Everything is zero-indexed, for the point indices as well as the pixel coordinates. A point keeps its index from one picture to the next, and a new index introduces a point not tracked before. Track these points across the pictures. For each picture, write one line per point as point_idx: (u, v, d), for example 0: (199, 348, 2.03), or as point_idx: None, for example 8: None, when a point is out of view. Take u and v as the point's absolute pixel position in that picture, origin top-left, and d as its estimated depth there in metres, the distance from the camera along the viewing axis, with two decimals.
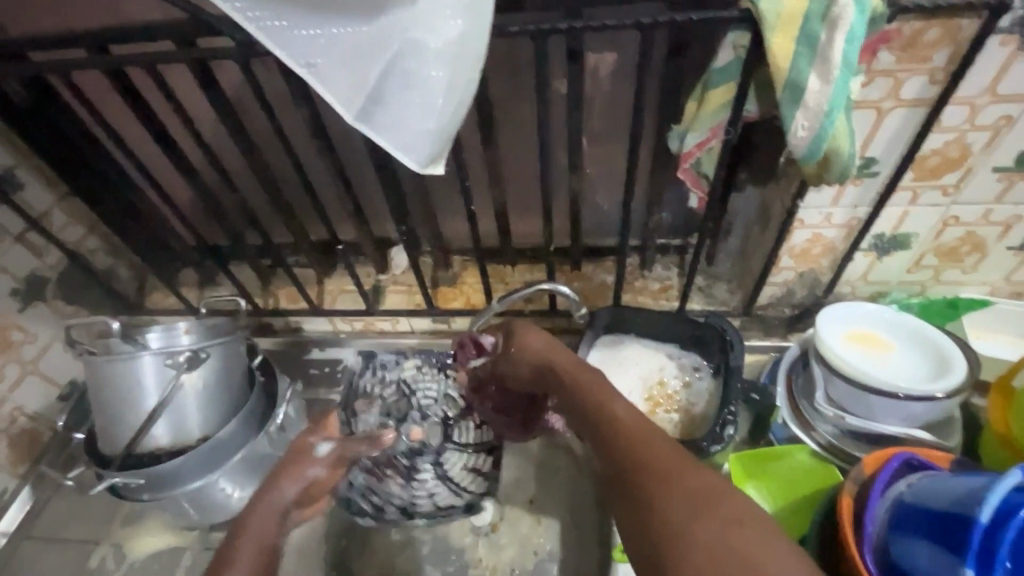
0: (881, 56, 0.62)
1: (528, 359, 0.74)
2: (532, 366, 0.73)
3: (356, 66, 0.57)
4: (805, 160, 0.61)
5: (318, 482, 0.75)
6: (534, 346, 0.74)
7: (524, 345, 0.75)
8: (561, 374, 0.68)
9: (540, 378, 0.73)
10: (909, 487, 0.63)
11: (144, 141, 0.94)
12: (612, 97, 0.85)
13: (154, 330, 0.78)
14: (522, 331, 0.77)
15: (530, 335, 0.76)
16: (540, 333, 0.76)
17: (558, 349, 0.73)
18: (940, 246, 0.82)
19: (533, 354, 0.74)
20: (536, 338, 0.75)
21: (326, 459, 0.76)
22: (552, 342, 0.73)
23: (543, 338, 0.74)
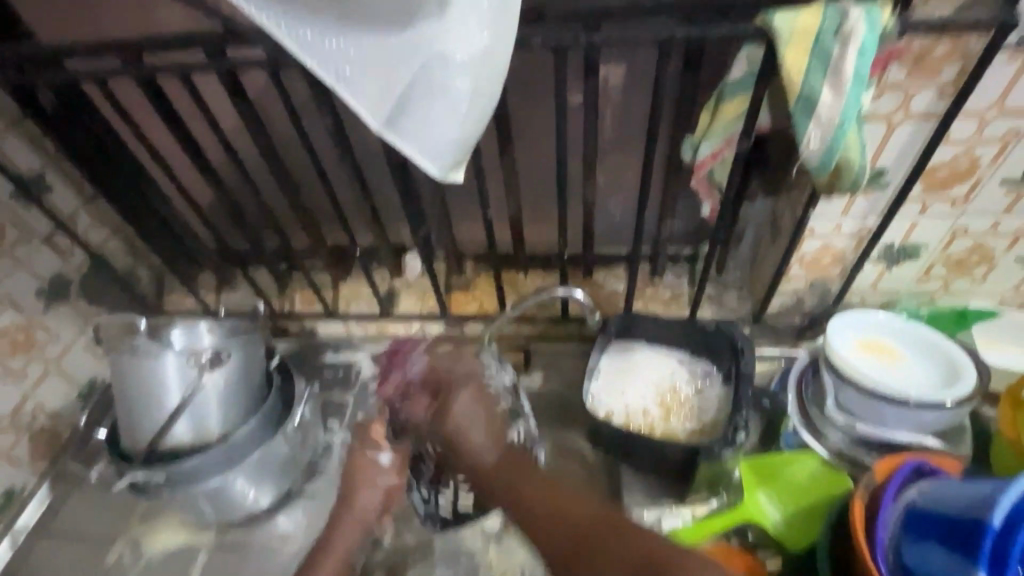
0: (892, 70, 0.64)
1: (479, 460, 0.80)
2: (486, 456, 0.80)
3: (385, 77, 0.60)
4: (817, 171, 0.63)
5: (393, 486, 0.87)
6: (466, 415, 0.81)
7: (466, 437, 0.81)
8: (506, 470, 0.80)
9: (496, 467, 0.80)
10: (919, 492, 0.64)
11: (169, 148, 0.97)
12: (627, 108, 0.87)
13: (177, 330, 0.80)
14: (445, 410, 0.82)
15: (464, 403, 0.82)
16: (471, 388, 0.83)
17: (492, 415, 0.83)
18: (949, 256, 0.83)
19: (480, 443, 0.81)
20: (461, 413, 0.81)
21: (392, 468, 0.86)
22: (495, 434, 0.82)
23: (471, 400, 0.82)
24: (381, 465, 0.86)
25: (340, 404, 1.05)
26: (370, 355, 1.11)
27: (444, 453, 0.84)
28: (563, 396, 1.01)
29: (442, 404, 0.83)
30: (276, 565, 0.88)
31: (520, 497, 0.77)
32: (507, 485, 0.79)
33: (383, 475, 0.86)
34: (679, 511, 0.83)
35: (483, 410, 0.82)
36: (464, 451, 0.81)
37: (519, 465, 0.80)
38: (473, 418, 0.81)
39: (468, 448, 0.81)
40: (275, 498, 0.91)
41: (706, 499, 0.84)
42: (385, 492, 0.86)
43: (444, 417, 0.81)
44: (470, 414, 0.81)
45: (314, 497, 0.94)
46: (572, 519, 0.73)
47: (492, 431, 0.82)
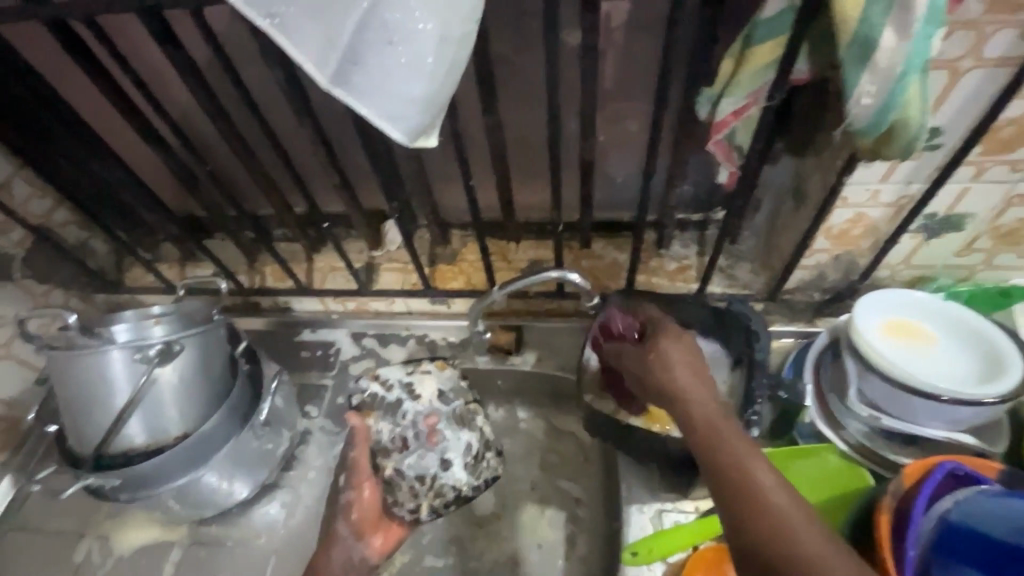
0: (967, 4, 0.51)
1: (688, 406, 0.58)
2: (694, 403, 0.57)
3: (328, 20, 0.48)
4: (864, 134, 0.52)
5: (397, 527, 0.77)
6: (682, 373, 0.60)
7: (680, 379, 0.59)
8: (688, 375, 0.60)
9: (695, 421, 0.56)
10: (956, 505, 0.56)
11: (105, 108, 0.85)
12: (631, 50, 0.74)
13: (121, 324, 0.71)
14: (656, 349, 0.63)
15: (672, 343, 0.63)
16: (681, 340, 0.63)
17: (699, 370, 0.60)
18: (999, 227, 0.73)
19: (697, 396, 0.58)
20: (679, 369, 0.60)
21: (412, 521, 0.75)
22: (698, 367, 0.61)
23: (683, 355, 0.62)
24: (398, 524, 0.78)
25: (318, 388, 0.98)
26: (351, 333, 1.02)
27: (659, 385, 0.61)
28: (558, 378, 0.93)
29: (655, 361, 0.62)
30: (256, 561, 0.84)
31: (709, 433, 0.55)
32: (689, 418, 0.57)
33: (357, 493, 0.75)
34: (682, 505, 0.80)
35: (690, 354, 0.62)
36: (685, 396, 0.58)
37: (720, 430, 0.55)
38: (688, 374, 0.60)
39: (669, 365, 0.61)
40: (251, 491, 0.85)
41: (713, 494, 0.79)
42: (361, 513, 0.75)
43: (653, 360, 0.62)
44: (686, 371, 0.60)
45: (295, 489, 0.89)
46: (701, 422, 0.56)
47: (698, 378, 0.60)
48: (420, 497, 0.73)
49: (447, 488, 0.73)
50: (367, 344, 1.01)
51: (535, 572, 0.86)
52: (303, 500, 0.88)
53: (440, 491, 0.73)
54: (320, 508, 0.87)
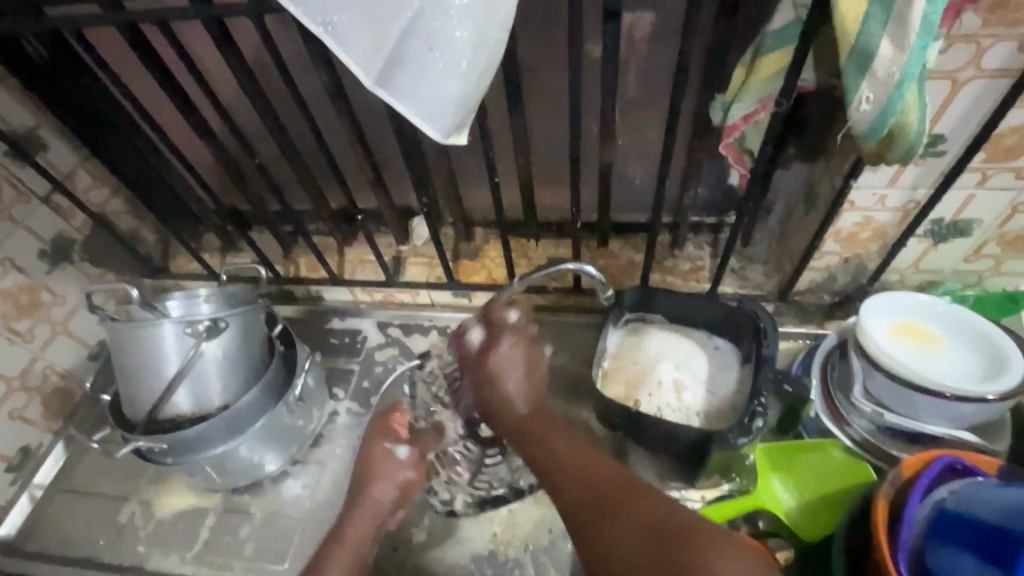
0: (965, 18, 0.55)
1: (511, 404, 0.75)
2: (516, 403, 0.75)
3: (376, 28, 0.53)
4: (865, 138, 0.55)
5: (410, 482, 0.80)
6: (512, 355, 0.78)
7: (503, 369, 0.77)
8: (534, 424, 0.73)
9: (528, 418, 0.74)
10: (952, 494, 0.59)
11: (163, 105, 0.92)
12: (650, 59, 0.79)
13: (174, 298, 0.78)
14: (491, 346, 0.79)
15: (503, 354, 0.78)
16: (518, 337, 0.79)
17: (534, 367, 0.78)
18: (1005, 234, 0.75)
19: (512, 391, 0.76)
20: (501, 360, 0.77)
21: (409, 461, 0.81)
22: (527, 365, 0.78)
23: (517, 352, 0.78)
24: (398, 461, 0.80)
25: (345, 372, 1.04)
26: (376, 322, 1.08)
27: (491, 392, 0.77)
28: (573, 371, 0.98)
29: (483, 354, 0.79)
30: (281, 532, 0.89)
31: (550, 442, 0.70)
32: (549, 448, 0.69)
33: (400, 468, 0.80)
34: (690, 493, 0.85)
35: (527, 351, 0.79)
36: (496, 400, 0.76)
37: (548, 426, 0.72)
38: (518, 357, 0.78)
39: (503, 390, 0.76)
40: (280, 464, 0.91)
41: (718, 484, 0.83)
42: (400, 487, 0.79)
43: (484, 363, 0.78)
44: (517, 352, 0.78)
45: (320, 465, 0.94)
46: (603, 479, 0.63)
47: (531, 380, 0.77)
48: (454, 491, 0.88)
49: (482, 485, 0.88)
50: (392, 333, 1.08)
51: (545, 555, 0.88)
52: (327, 475, 0.93)
53: (473, 487, 0.88)
54: (342, 484, 0.92)
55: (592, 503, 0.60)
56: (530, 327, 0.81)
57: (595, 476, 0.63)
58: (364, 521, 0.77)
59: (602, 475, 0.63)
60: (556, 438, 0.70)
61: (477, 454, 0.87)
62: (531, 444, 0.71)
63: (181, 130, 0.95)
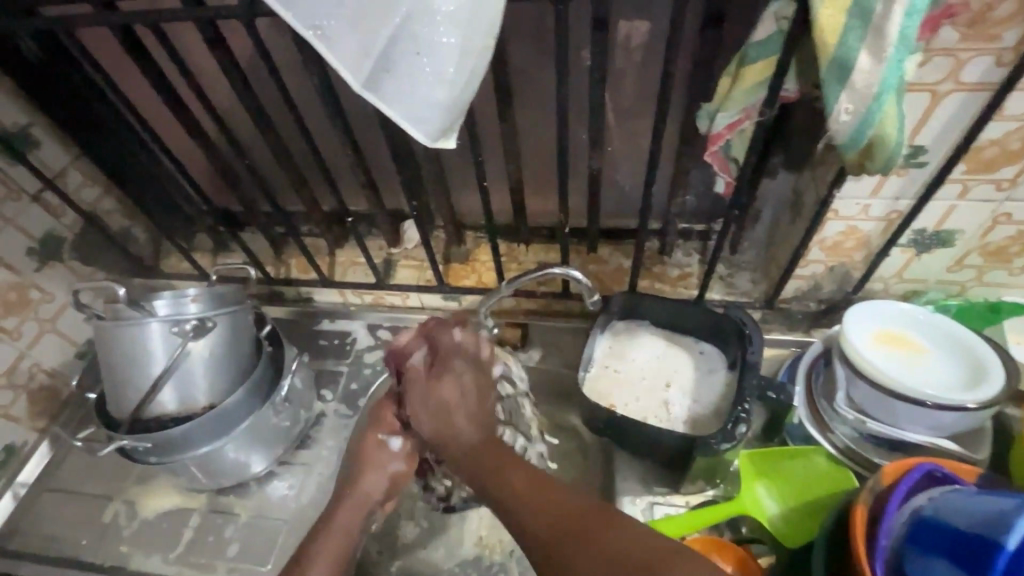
0: (943, 33, 0.56)
1: (461, 439, 0.62)
2: (467, 431, 0.63)
3: (365, 34, 0.54)
4: (846, 149, 0.56)
5: (401, 474, 0.76)
6: (457, 389, 0.65)
7: (443, 394, 0.64)
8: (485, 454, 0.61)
9: (478, 449, 0.62)
10: (929, 501, 0.60)
11: (156, 105, 0.92)
12: (639, 68, 0.79)
13: (161, 298, 0.78)
14: (436, 378, 0.66)
15: (452, 379, 0.66)
16: (466, 369, 0.67)
17: (484, 399, 0.66)
18: (987, 245, 0.76)
19: (462, 427, 0.63)
20: (447, 390, 0.65)
21: (402, 454, 0.75)
22: (475, 396, 0.65)
23: (466, 380, 0.66)
24: (391, 453, 0.75)
25: (334, 374, 1.04)
26: (366, 325, 1.09)
27: (437, 429, 0.63)
28: (561, 375, 0.98)
29: (433, 377, 0.67)
30: (266, 533, 0.89)
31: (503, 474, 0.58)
32: (498, 476, 0.58)
33: (392, 460, 0.75)
34: (673, 499, 0.84)
35: (478, 379, 0.67)
36: (444, 436, 0.63)
37: (500, 455, 0.61)
38: (467, 388, 0.66)
39: (452, 431, 0.63)
40: (265, 465, 0.90)
41: (702, 490, 0.83)
42: (390, 479, 0.75)
43: (425, 395, 0.65)
44: (464, 385, 0.66)
45: (306, 467, 0.94)
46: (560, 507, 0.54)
47: (477, 411, 0.65)
48: (451, 487, 0.86)
49: None
50: (381, 335, 1.08)
51: (530, 559, 0.88)
52: (313, 477, 0.93)
53: (472, 483, 0.86)
54: (329, 485, 0.92)
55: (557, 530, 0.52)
56: (479, 349, 0.71)
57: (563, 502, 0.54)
58: (350, 514, 0.72)
59: (575, 500, 0.54)
60: (518, 471, 0.59)
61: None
62: (483, 471, 0.60)
63: (173, 130, 0.95)
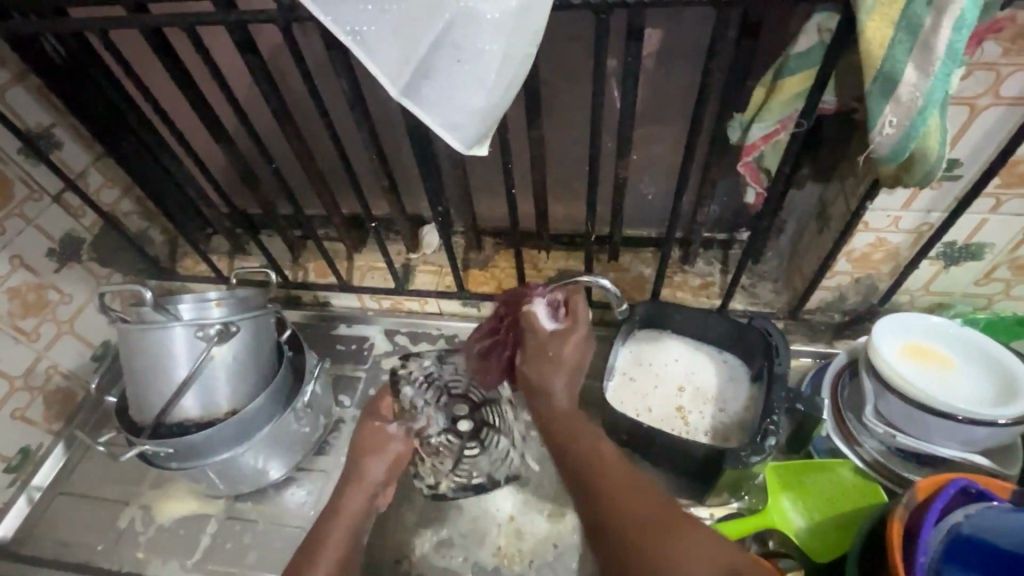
0: (986, 47, 0.56)
1: (552, 402, 0.76)
2: (559, 400, 0.76)
3: (406, 40, 0.54)
4: (886, 161, 0.56)
5: (402, 454, 0.80)
6: (568, 350, 0.78)
7: (552, 380, 0.77)
8: (566, 427, 0.73)
9: (565, 414, 0.75)
10: (967, 518, 0.59)
11: (180, 108, 0.92)
12: (669, 77, 0.79)
13: (186, 302, 0.77)
14: (561, 337, 0.78)
15: (557, 363, 0.77)
16: (573, 348, 0.79)
17: (569, 370, 0.78)
18: (1017, 258, 0.76)
19: (558, 392, 0.76)
20: (570, 350, 0.78)
21: (401, 433, 0.81)
22: (578, 361, 0.78)
23: (570, 358, 0.78)
24: (391, 430, 0.80)
25: (351, 379, 1.03)
26: (383, 329, 1.08)
27: (540, 355, 0.78)
28: (581, 384, 0.97)
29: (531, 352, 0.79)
30: (283, 541, 0.88)
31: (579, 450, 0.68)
32: (586, 478, 0.65)
33: (392, 441, 0.80)
34: (698, 510, 0.84)
35: (580, 345, 0.79)
36: (540, 392, 0.78)
37: (576, 424, 0.73)
38: (565, 367, 0.77)
39: (554, 397, 0.76)
40: (283, 471, 0.90)
41: (727, 502, 0.83)
42: (393, 458, 0.79)
43: (545, 360, 0.78)
44: (569, 348, 0.78)
45: (324, 473, 0.93)
46: (639, 510, 0.58)
47: (569, 374, 0.78)
48: (438, 476, 0.90)
49: (465, 471, 0.90)
50: (399, 341, 1.07)
51: (550, 570, 0.87)
52: (331, 483, 0.92)
53: (456, 473, 0.90)
54: None
55: (644, 524, 0.56)
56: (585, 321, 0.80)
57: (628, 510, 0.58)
58: (355, 496, 0.75)
59: (647, 506, 0.58)
60: (612, 478, 0.63)
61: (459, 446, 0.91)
62: (572, 445, 0.70)
63: (196, 132, 0.95)
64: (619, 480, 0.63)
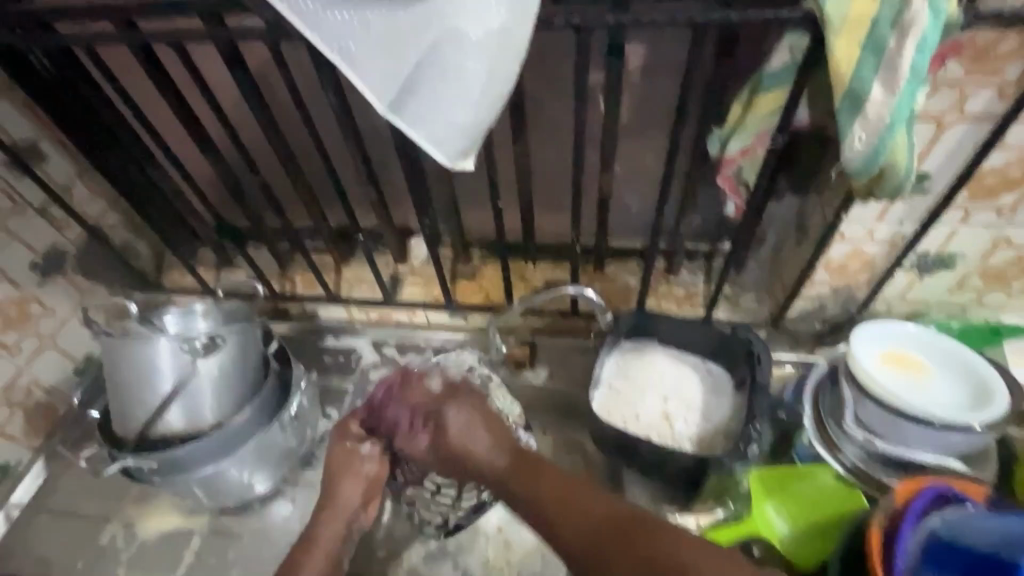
0: (950, 66, 0.58)
1: (486, 464, 0.68)
2: (495, 459, 0.68)
3: (392, 58, 0.55)
4: (857, 174, 0.58)
5: (376, 476, 0.77)
6: (463, 432, 0.69)
7: (456, 442, 0.69)
8: (516, 475, 0.66)
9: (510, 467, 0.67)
10: (944, 522, 0.60)
11: (166, 122, 0.92)
12: (650, 93, 0.81)
13: (172, 314, 0.78)
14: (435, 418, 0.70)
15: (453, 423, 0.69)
16: (461, 405, 0.71)
17: (494, 424, 0.71)
18: (987, 268, 0.78)
19: (488, 456, 0.68)
20: (465, 437, 0.69)
21: (375, 455, 0.77)
22: (484, 425, 0.70)
23: (464, 420, 0.70)
24: (363, 454, 0.76)
25: (339, 391, 1.03)
26: (371, 341, 1.08)
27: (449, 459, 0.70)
28: (568, 393, 0.98)
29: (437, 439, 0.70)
30: (269, 555, 0.87)
31: (535, 479, 0.65)
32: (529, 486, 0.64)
33: (366, 462, 0.76)
34: (684, 518, 0.84)
35: (475, 408, 0.71)
36: (469, 462, 0.69)
37: (531, 467, 0.66)
38: (472, 425, 0.70)
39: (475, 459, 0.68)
40: (270, 485, 0.89)
41: (712, 509, 0.83)
42: (368, 482, 0.76)
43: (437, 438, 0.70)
44: (467, 423, 0.69)
45: (310, 486, 0.92)
46: (543, 488, 0.64)
47: (494, 433, 0.70)
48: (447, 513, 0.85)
49: (469, 500, 0.84)
50: (387, 352, 1.07)
51: None
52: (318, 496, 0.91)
53: (462, 501, 0.84)
54: None
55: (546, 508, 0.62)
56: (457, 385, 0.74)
57: (586, 509, 0.60)
58: (334, 520, 0.74)
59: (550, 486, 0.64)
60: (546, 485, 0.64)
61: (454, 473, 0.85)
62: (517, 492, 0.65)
63: (183, 146, 0.96)
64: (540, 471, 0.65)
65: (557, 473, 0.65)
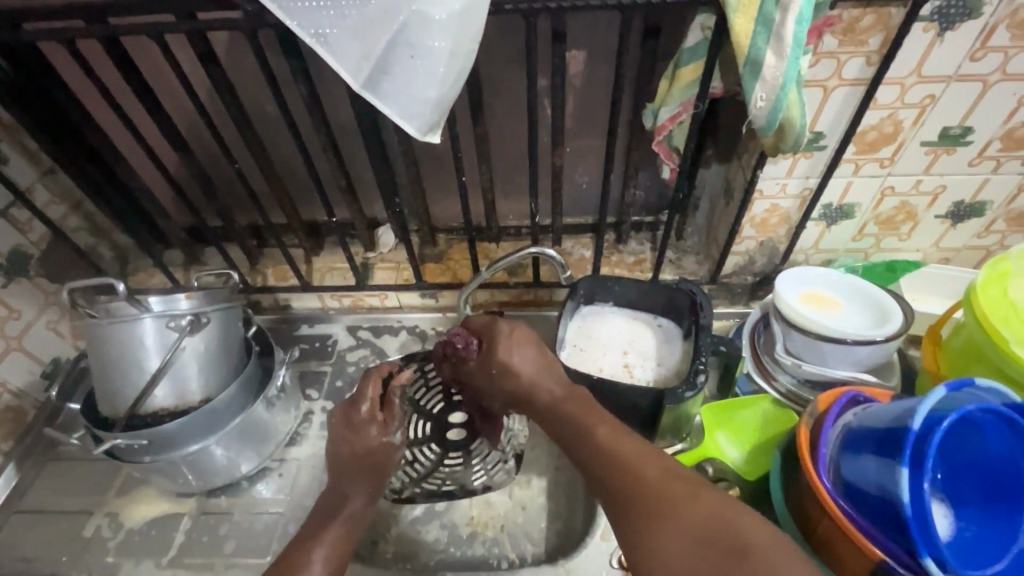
0: (826, 39, 0.72)
1: (537, 391, 0.72)
2: (546, 388, 0.72)
3: (365, 39, 0.62)
4: (764, 130, 0.70)
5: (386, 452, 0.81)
6: (516, 355, 0.75)
7: (509, 355, 0.75)
8: (568, 405, 0.69)
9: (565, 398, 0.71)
10: (856, 415, 0.72)
11: (133, 120, 0.95)
12: (590, 78, 0.92)
13: (155, 296, 0.79)
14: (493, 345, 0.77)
15: (507, 342, 0.76)
16: (520, 330, 0.77)
17: (545, 356, 0.75)
18: (880, 214, 0.93)
19: (541, 384, 0.73)
20: (518, 358, 0.74)
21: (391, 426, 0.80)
22: (539, 358, 0.75)
23: (520, 338, 0.76)
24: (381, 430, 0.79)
25: (318, 374, 1.07)
26: (346, 326, 1.14)
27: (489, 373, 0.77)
28: None
29: (489, 350, 0.78)
30: (260, 530, 0.89)
31: (589, 414, 0.67)
32: (584, 428, 0.65)
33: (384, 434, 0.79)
34: None
35: (531, 347, 0.76)
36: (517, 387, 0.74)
37: (583, 406, 0.69)
38: (525, 354, 0.75)
39: (520, 382, 0.73)
40: (255, 463, 0.92)
41: (671, 443, 0.90)
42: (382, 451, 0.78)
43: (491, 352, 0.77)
44: (521, 351, 0.75)
45: (296, 462, 0.96)
46: (594, 436, 0.64)
47: (545, 364, 0.74)
48: (407, 481, 0.94)
49: (438, 479, 0.95)
50: (362, 336, 1.13)
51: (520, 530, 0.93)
52: (304, 470, 0.95)
53: (427, 481, 0.95)
54: (320, 476, 0.94)
55: (598, 457, 0.61)
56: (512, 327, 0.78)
57: (634, 468, 0.58)
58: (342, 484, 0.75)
59: (606, 434, 0.63)
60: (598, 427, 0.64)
61: (437, 457, 0.96)
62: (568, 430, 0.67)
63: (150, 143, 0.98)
64: (593, 416, 0.66)
65: (610, 425, 0.65)
